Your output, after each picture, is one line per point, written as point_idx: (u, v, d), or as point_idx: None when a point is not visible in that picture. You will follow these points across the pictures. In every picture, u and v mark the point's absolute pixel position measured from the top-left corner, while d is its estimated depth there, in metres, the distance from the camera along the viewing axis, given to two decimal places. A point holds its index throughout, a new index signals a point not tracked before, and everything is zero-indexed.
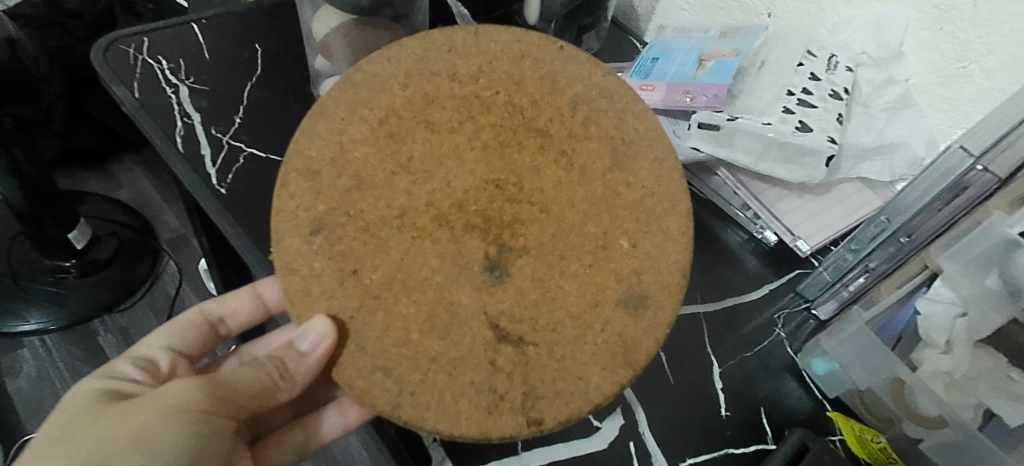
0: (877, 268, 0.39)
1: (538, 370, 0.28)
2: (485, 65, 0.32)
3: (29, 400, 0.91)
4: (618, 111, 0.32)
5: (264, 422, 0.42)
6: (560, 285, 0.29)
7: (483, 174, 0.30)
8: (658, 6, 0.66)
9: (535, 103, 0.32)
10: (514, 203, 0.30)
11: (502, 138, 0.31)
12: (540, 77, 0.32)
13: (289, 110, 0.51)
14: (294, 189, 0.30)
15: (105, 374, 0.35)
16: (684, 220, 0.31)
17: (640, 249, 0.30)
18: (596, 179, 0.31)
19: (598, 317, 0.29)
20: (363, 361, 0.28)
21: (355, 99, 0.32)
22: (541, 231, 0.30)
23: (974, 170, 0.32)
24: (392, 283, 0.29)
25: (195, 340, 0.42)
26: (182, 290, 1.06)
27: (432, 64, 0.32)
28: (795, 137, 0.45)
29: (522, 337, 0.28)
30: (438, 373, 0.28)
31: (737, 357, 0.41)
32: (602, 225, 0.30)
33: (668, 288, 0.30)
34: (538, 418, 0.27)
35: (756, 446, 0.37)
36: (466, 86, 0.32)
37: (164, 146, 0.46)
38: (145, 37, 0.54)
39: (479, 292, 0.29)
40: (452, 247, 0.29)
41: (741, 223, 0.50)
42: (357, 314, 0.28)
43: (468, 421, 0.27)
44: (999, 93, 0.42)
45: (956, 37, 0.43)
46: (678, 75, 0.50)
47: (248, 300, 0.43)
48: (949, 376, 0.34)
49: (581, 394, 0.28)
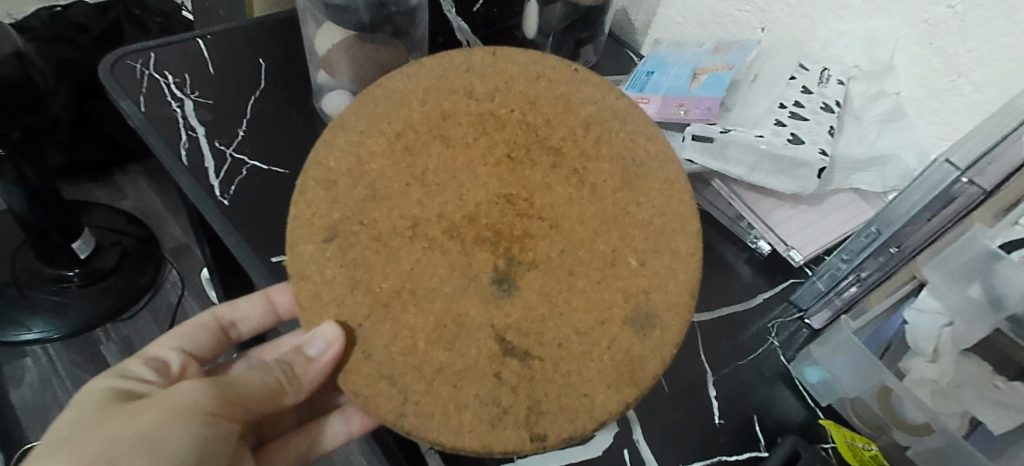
0: (868, 278, 0.40)
1: (543, 384, 0.28)
2: (502, 85, 0.34)
3: (31, 408, 0.91)
4: (629, 133, 0.33)
5: (268, 427, 0.43)
6: (567, 300, 0.30)
7: (494, 189, 0.31)
8: (654, 21, 0.67)
9: (549, 122, 0.33)
10: (524, 217, 0.31)
11: (515, 155, 0.32)
12: (554, 97, 0.34)
13: (294, 124, 0.52)
14: (311, 196, 0.31)
15: (119, 373, 0.36)
16: (693, 241, 0.32)
17: (650, 267, 0.31)
18: (607, 197, 0.32)
19: (605, 334, 0.30)
20: (369, 369, 0.29)
21: (375, 113, 0.33)
22: (551, 245, 0.31)
23: (961, 182, 0.34)
24: (401, 292, 0.30)
25: (206, 342, 0.43)
26: (184, 300, 1.07)
27: (450, 82, 0.34)
28: (787, 150, 0.46)
29: (529, 350, 0.29)
30: (443, 384, 0.28)
31: (732, 365, 0.41)
32: (611, 242, 0.31)
33: (675, 308, 0.30)
34: (542, 434, 0.28)
35: (749, 453, 0.37)
36: (482, 104, 0.33)
37: (169, 159, 0.47)
38: (152, 52, 0.55)
39: (487, 304, 0.29)
40: (462, 259, 0.30)
41: (737, 233, 0.51)
42: (365, 322, 0.29)
43: (472, 434, 0.27)
44: (988, 105, 0.43)
45: (944, 51, 0.44)
46: (672, 88, 0.50)
47: (259, 303, 0.42)
48: (935, 384, 0.35)
49: (586, 412, 0.28)
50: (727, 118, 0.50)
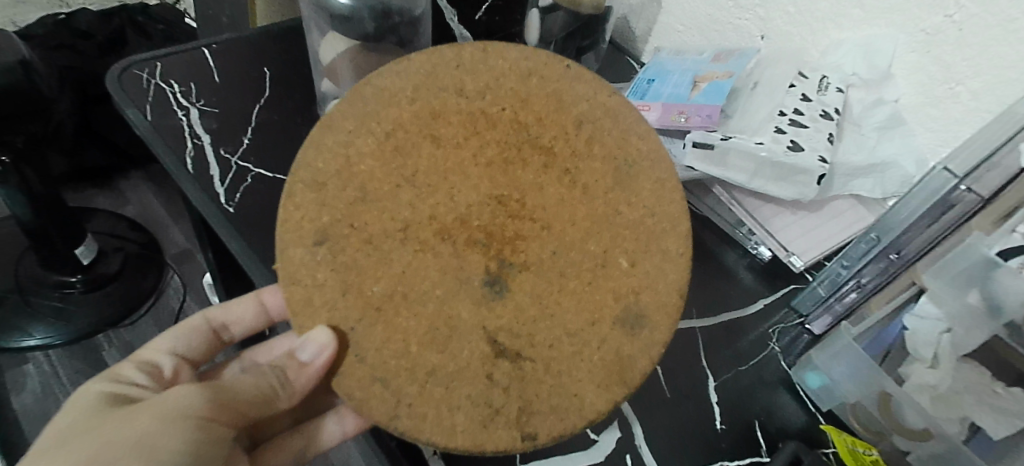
0: (868, 284, 0.41)
1: (534, 385, 0.29)
2: (494, 82, 0.33)
3: (33, 414, 0.91)
4: (622, 132, 0.33)
5: (263, 428, 0.43)
6: (559, 301, 0.31)
7: (486, 190, 0.31)
8: (655, 29, 0.68)
9: (541, 121, 0.33)
10: (515, 219, 0.31)
11: (507, 154, 0.32)
12: (545, 95, 0.33)
13: (297, 130, 0.53)
14: (299, 200, 0.31)
15: (111, 377, 0.36)
16: (682, 241, 0.32)
17: (639, 268, 0.32)
18: (597, 198, 0.32)
19: (596, 334, 0.30)
20: (362, 372, 0.29)
21: (363, 112, 0.32)
22: (542, 247, 0.31)
23: (959, 189, 0.35)
24: (393, 295, 0.30)
25: (200, 345, 0.43)
26: (187, 306, 1.08)
27: (439, 79, 0.33)
28: (787, 157, 0.46)
29: (520, 352, 0.29)
30: (436, 385, 0.29)
31: (732, 371, 0.42)
32: (602, 243, 0.32)
33: (665, 308, 0.31)
34: (532, 433, 0.29)
35: (750, 459, 0.37)
36: (473, 102, 0.33)
37: (174, 167, 0.48)
38: (158, 61, 0.55)
39: (479, 307, 0.30)
40: (455, 261, 0.30)
41: (737, 239, 0.51)
42: (358, 325, 0.30)
43: (465, 434, 0.28)
44: (986, 113, 0.43)
45: (943, 60, 0.45)
46: (672, 96, 0.51)
47: (251, 307, 0.43)
48: (934, 390, 0.35)
49: (575, 411, 0.29)
50: (728, 125, 0.50)
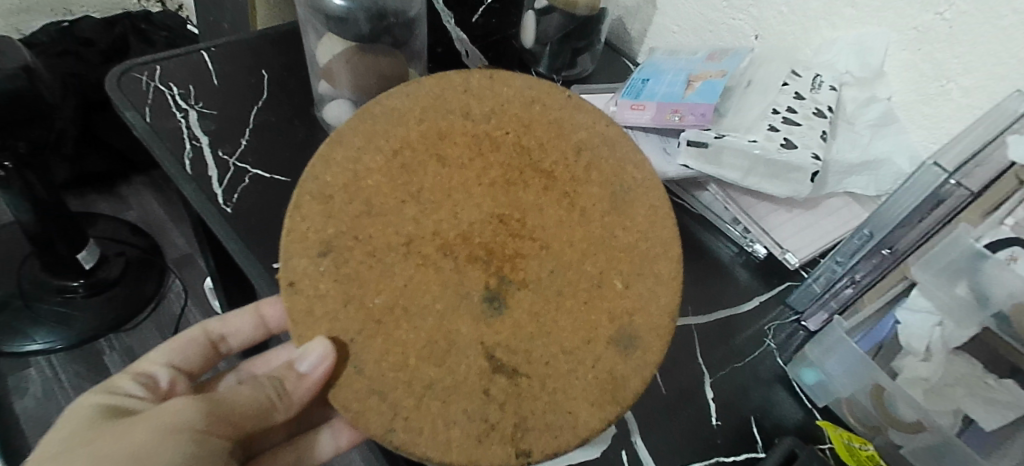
0: (862, 280, 0.40)
1: (530, 401, 0.29)
2: (498, 107, 0.34)
3: (35, 418, 0.91)
4: (618, 161, 0.34)
5: (258, 442, 0.43)
6: (555, 319, 0.31)
7: (488, 209, 0.32)
8: (650, 29, 0.68)
9: (542, 146, 0.33)
10: (515, 238, 0.31)
11: (509, 176, 0.32)
12: (547, 121, 0.34)
13: (294, 132, 0.53)
14: (306, 211, 0.31)
15: (107, 389, 0.36)
16: (674, 266, 0.32)
17: (633, 290, 0.32)
18: (594, 221, 0.32)
19: (590, 353, 0.31)
20: (360, 384, 0.29)
21: (372, 130, 0.33)
22: (540, 266, 0.31)
23: (949, 184, 0.36)
24: (394, 308, 0.30)
25: (196, 357, 0.43)
26: (187, 310, 1.08)
27: (448, 102, 0.34)
28: (780, 154, 0.47)
29: (517, 368, 0.30)
30: (433, 399, 0.29)
31: (727, 367, 0.42)
32: (598, 264, 0.32)
33: (657, 329, 0.31)
34: (527, 450, 0.28)
35: (744, 455, 0.37)
36: (478, 124, 0.33)
37: (173, 169, 0.48)
38: (158, 65, 0.56)
39: (477, 323, 0.30)
40: (455, 276, 0.31)
41: (732, 237, 0.52)
42: (357, 337, 0.30)
43: (459, 449, 0.28)
44: (978, 109, 0.44)
45: (933, 57, 0.45)
46: (667, 95, 0.50)
47: (249, 320, 0.45)
48: (927, 383, 0.35)
49: (570, 428, 0.29)
50: (721, 123, 0.50)
